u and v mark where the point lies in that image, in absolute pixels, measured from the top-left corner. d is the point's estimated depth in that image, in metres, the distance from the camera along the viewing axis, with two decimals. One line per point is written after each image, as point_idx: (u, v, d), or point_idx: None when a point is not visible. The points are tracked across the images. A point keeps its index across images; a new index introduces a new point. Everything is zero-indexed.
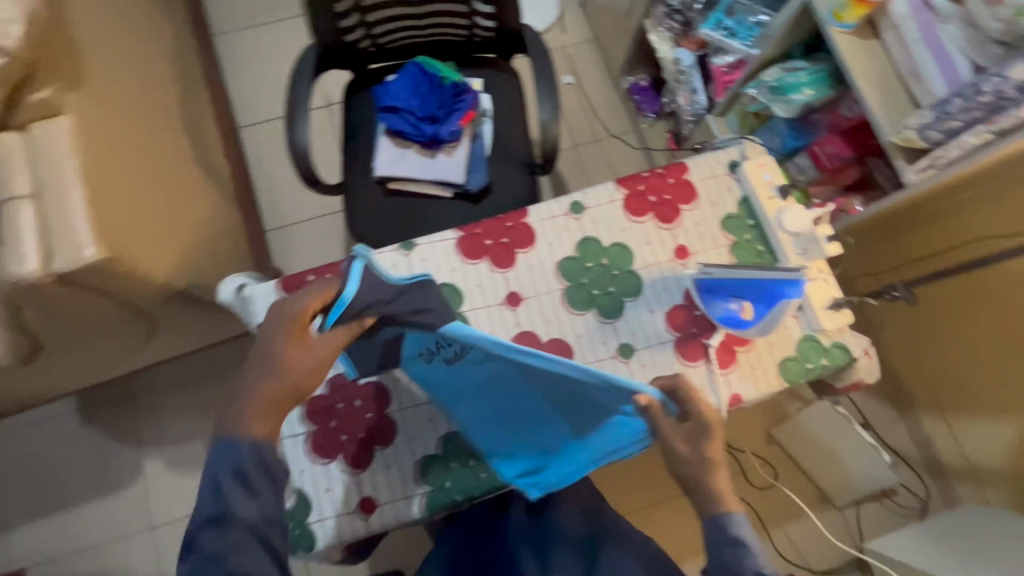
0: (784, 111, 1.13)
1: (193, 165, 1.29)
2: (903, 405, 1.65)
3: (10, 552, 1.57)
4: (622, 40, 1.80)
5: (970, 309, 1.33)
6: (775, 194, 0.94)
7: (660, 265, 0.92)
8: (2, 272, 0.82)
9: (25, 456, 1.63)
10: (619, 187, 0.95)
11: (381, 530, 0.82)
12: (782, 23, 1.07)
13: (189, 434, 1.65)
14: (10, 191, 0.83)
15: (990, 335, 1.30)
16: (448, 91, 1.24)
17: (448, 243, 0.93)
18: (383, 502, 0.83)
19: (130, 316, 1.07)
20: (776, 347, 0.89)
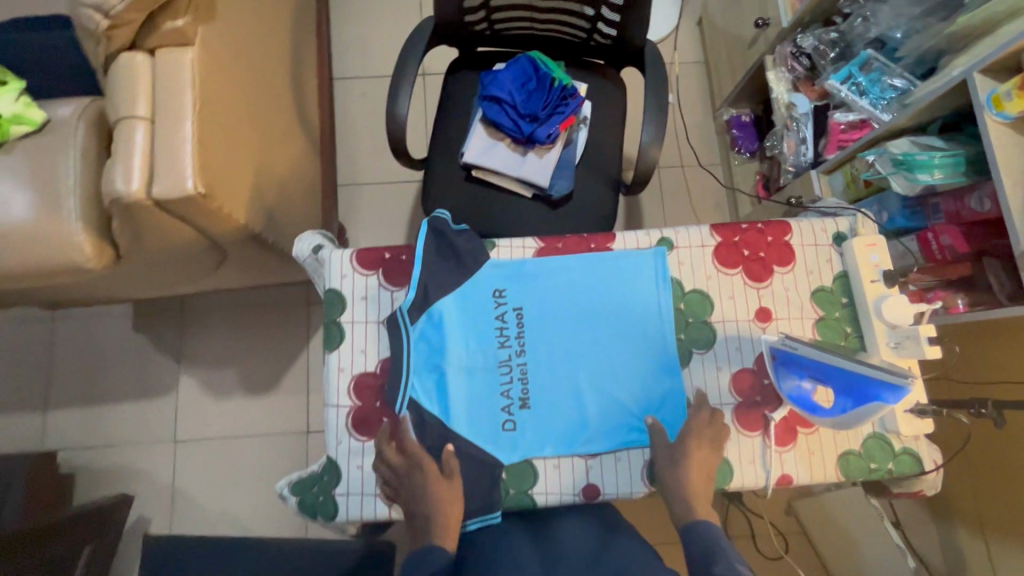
0: (903, 187, 1.05)
1: (291, 112, 1.32)
2: (940, 513, 1.56)
3: (46, 430, 1.68)
4: (734, 71, 1.73)
5: None
6: (880, 278, 0.87)
7: (738, 323, 0.88)
8: (108, 185, 0.86)
9: (77, 346, 1.73)
10: (713, 233, 0.91)
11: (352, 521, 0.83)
12: (929, 96, 1.00)
13: (227, 362, 1.72)
14: (131, 112, 0.87)
15: None
16: (555, 92, 1.21)
17: (526, 251, 0.91)
18: (362, 493, 0.83)
19: (207, 249, 1.11)
20: (841, 437, 0.84)
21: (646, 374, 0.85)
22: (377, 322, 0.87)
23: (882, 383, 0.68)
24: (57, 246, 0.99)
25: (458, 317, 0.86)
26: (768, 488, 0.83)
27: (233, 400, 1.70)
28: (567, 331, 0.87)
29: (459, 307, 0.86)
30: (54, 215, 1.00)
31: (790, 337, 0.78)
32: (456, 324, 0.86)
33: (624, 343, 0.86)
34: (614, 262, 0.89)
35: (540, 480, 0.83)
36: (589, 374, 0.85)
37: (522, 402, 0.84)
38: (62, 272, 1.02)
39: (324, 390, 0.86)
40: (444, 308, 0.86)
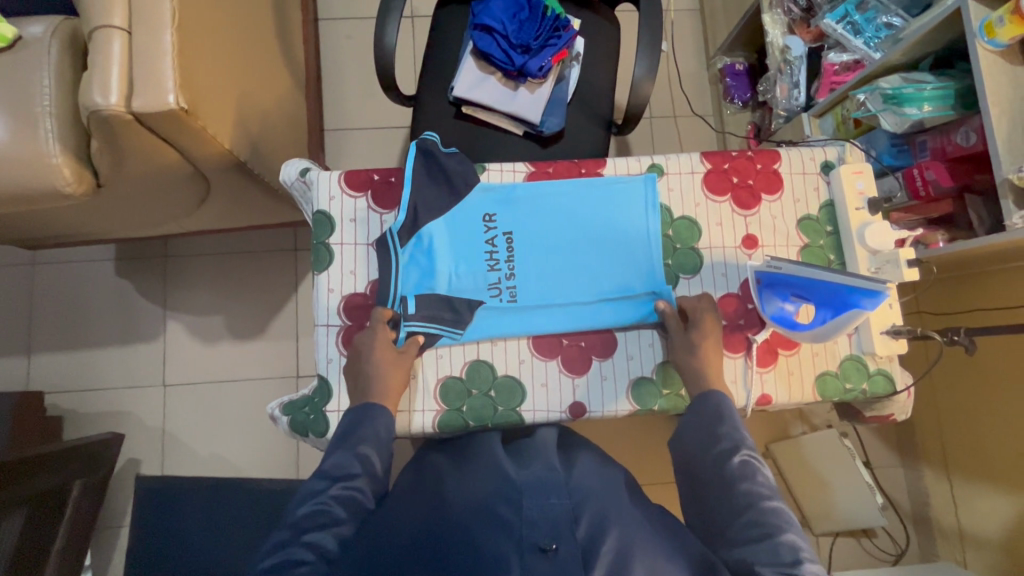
0: (892, 123, 1.06)
1: (274, 42, 1.27)
2: (908, 453, 1.64)
3: (32, 374, 1.67)
4: (730, 17, 1.70)
5: (1001, 373, 1.28)
6: (864, 205, 0.88)
7: (724, 249, 0.89)
8: (84, 98, 0.83)
9: (60, 290, 1.70)
10: (703, 160, 0.91)
11: None
12: (921, 29, 1.00)
13: (214, 307, 1.71)
14: (107, 21, 0.83)
15: (1006, 401, 1.27)
16: (548, 23, 1.19)
17: (517, 175, 0.90)
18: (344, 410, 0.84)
19: (191, 178, 1.08)
20: (819, 359, 0.87)
21: (633, 295, 0.87)
22: (367, 244, 0.87)
23: (859, 287, 0.70)
24: (33, 168, 0.96)
25: (449, 240, 0.86)
26: (748, 408, 0.86)
27: (221, 345, 1.70)
28: (557, 255, 0.87)
29: (449, 230, 0.86)
30: (28, 135, 0.96)
31: (774, 259, 0.79)
32: (446, 247, 0.86)
33: (612, 267, 0.87)
34: (602, 189, 0.89)
35: (528, 399, 0.85)
36: (578, 292, 0.87)
37: (512, 325, 0.85)
38: (40, 197, 0.99)
39: (314, 311, 0.87)
40: (434, 231, 0.86)
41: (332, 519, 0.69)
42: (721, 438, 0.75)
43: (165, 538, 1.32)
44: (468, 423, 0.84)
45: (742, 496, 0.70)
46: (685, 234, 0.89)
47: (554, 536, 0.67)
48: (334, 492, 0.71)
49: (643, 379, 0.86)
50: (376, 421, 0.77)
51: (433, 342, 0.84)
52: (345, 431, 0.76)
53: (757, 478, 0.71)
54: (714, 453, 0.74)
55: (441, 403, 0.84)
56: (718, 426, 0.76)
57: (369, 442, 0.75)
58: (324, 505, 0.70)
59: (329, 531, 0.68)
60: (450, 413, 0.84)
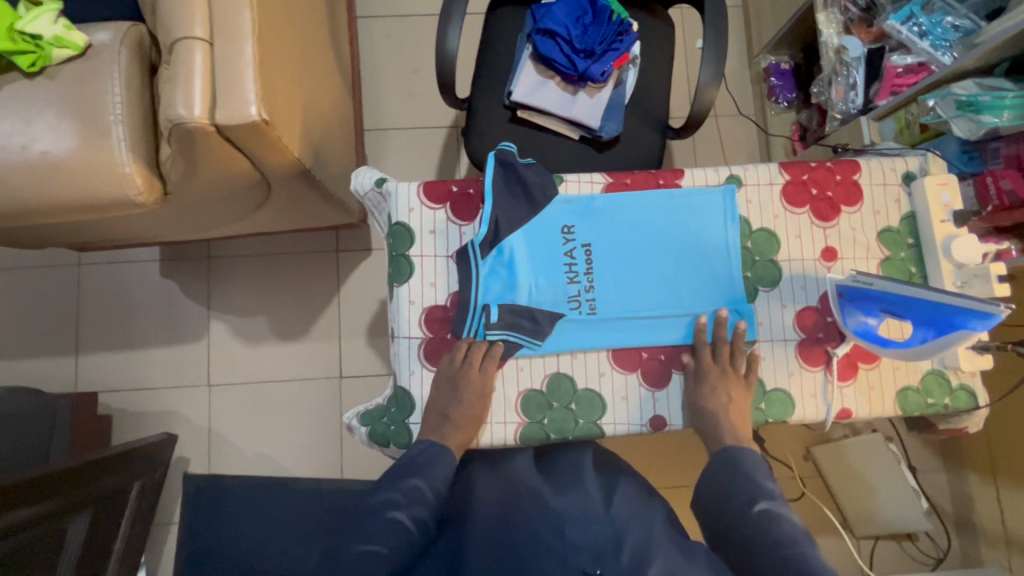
0: (965, 131, 1.04)
1: (329, 46, 1.27)
2: (951, 457, 1.64)
3: (79, 373, 1.69)
4: (778, 15, 1.67)
5: None
6: (949, 218, 0.87)
7: (804, 262, 0.89)
8: (166, 110, 0.83)
9: (106, 290, 1.72)
10: (782, 170, 0.90)
11: None
12: (1003, 34, 0.98)
13: (258, 308, 1.72)
14: (188, 32, 0.83)
15: None
16: (611, 27, 1.18)
17: (595, 186, 0.89)
18: None
19: (254, 186, 1.08)
20: (900, 373, 0.86)
21: (714, 308, 0.86)
22: (447, 256, 0.87)
23: (967, 309, 0.69)
24: (106, 178, 0.97)
25: (528, 252, 0.86)
26: (828, 421, 0.86)
27: (265, 346, 1.71)
28: (635, 267, 0.87)
29: (528, 242, 0.86)
30: (100, 145, 0.97)
31: (862, 274, 0.79)
32: (525, 259, 0.86)
33: (691, 279, 0.87)
34: (680, 201, 0.88)
35: (608, 412, 0.85)
36: (658, 304, 0.86)
37: (593, 338, 0.85)
38: (111, 206, 0.99)
39: (394, 324, 0.87)
40: (514, 243, 0.85)
41: (404, 535, 0.76)
42: (748, 484, 0.77)
43: (219, 539, 1.34)
44: (549, 435, 0.84)
45: (766, 547, 0.71)
46: (764, 246, 0.89)
47: (598, 561, 0.76)
48: (410, 512, 0.78)
49: None
50: (444, 461, 0.80)
51: (515, 353, 0.84)
52: (418, 455, 0.81)
53: (782, 525, 0.72)
54: (736, 503, 0.76)
55: (522, 416, 0.85)
56: (743, 472, 0.78)
57: (444, 474, 0.80)
58: (399, 517, 0.77)
59: (401, 545, 0.75)
60: (530, 426, 0.84)
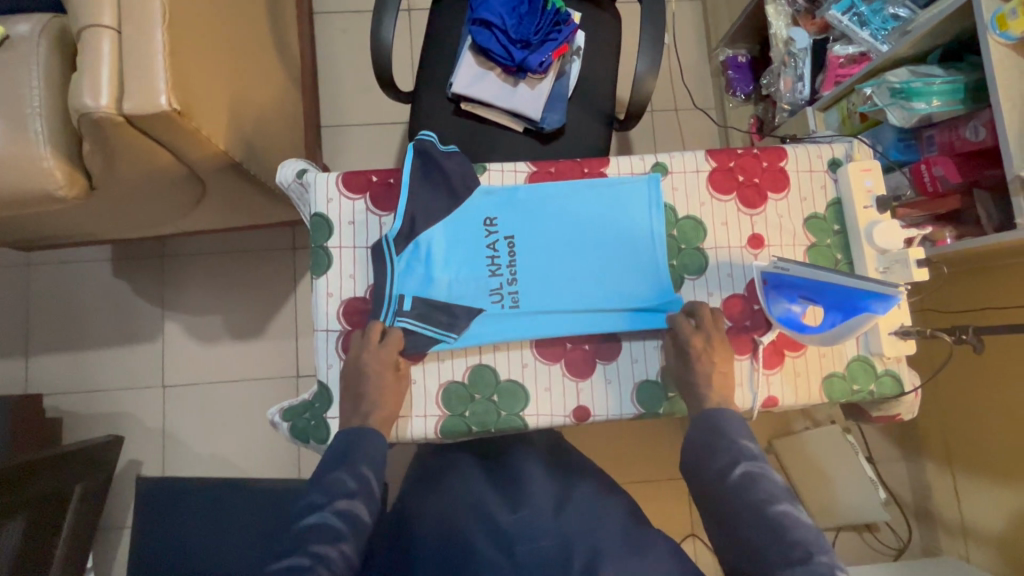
0: (898, 118, 1.04)
1: (268, 38, 1.25)
2: (910, 447, 1.64)
3: (29, 376, 1.65)
4: (733, 8, 1.67)
5: (1004, 368, 1.28)
6: (872, 204, 0.86)
7: (730, 249, 0.88)
8: (74, 101, 0.81)
9: (56, 292, 1.68)
10: (708, 158, 0.89)
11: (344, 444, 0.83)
12: (931, 21, 0.98)
13: (213, 308, 1.69)
14: (96, 20, 0.81)
15: (1007, 396, 1.27)
16: (549, 18, 1.17)
17: (519, 175, 0.88)
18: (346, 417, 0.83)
19: (185, 180, 1.06)
20: (826, 361, 0.86)
21: (640, 301, 0.84)
22: (367, 248, 0.85)
23: (869, 291, 0.69)
24: (24, 172, 0.94)
25: (448, 245, 0.85)
26: (754, 410, 0.85)
27: (220, 346, 1.68)
28: (559, 259, 0.86)
29: (447, 236, 0.85)
30: (18, 139, 0.94)
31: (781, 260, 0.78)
32: (444, 253, 0.85)
33: (616, 271, 0.86)
34: (602, 192, 0.87)
35: (530, 403, 0.84)
36: (582, 298, 0.85)
37: (516, 333, 0.83)
38: (33, 200, 0.97)
39: (313, 317, 0.85)
40: (433, 236, 0.84)
41: (334, 534, 0.69)
42: (724, 447, 0.74)
43: (165, 543, 1.31)
44: (471, 428, 0.83)
45: (749, 511, 0.69)
46: (689, 234, 0.88)
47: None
48: (334, 508, 0.71)
49: (647, 381, 0.85)
50: (370, 442, 0.76)
51: (432, 348, 0.82)
52: (339, 449, 0.76)
53: (762, 487, 0.70)
54: (717, 465, 0.73)
55: (443, 409, 0.83)
56: (718, 437, 0.75)
57: (367, 461, 0.76)
58: (323, 519, 0.71)
59: (332, 545, 0.69)
60: (451, 418, 0.83)
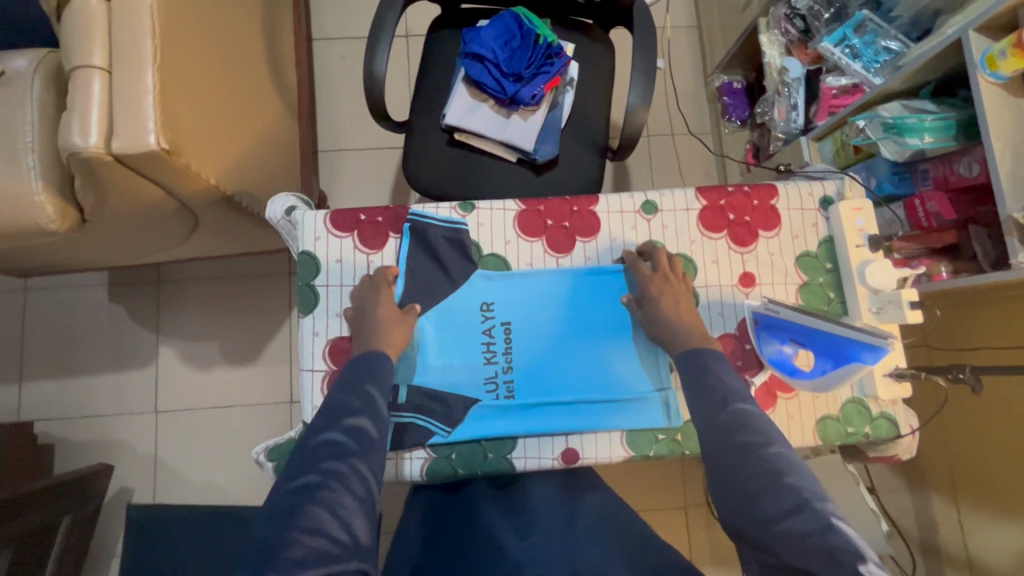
0: (892, 152, 1.03)
1: (263, 68, 1.26)
2: (913, 477, 1.61)
3: (22, 401, 1.65)
4: (727, 35, 1.68)
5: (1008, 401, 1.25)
6: (864, 243, 0.85)
7: (721, 288, 0.87)
8: (64, 140, 0.81)
9: (51, 316, 1.68)
10: (699, 196, 0.89)
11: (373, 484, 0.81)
12: (922, 57, 0.97)
13: (207, 332, 1.69)
14: (87, 61, 0.81)
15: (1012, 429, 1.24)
16: (542, 50, 1.17)
17: (508, 213, 0.87)
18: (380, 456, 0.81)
19: (178, 212, 1.06)
20: (820, 402, 0.84)
21: (638, 392, 0.83)
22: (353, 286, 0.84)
23: (859, 340, 0.68)
24: (17, 207, 0.95)
25: (441, 333, 0.83)
26: None
27: (215, 371, 1.68)
28: (556, 347, 0.84)
29: (441, 323, 0.83)
30: (11, 174, 0.95)
31: (772, 302, 0.77)
32: (438, 342, 0.83)
33: (615, 360, 0.84)
34: (592, 274, 0.85)
35: (518, 446, 0.82)
36: (580, 387, 0.83)
37: (510, 425, 0.81)
38: (23, 234, 0.97)
39: (299, 355, 0.84)
40: (427, 324, 0.83)
41: (345, 451, 0.66)
42: (711, 391, 0.70)
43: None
44: (457, 471, 0.81)
45: (740, 449, 0.64)
46: None
47: None
48: (345, 426, 0.68)
49: (639, 427, 0.83)
50: (379, 368, 0.74)
51: (427, 442, 0.80)
52: (350, 371, 0.74)
53: (752, 428, 0.65)
54: (706, 407, 0.68)
55: (430, 450, 0.81)
56: (702, 383, 0.71)
57: (373, 381, 0.72)
58: (335, 436, 0.67)
59: (342, 459, 0.65)
60: (438, 461, 0.81)
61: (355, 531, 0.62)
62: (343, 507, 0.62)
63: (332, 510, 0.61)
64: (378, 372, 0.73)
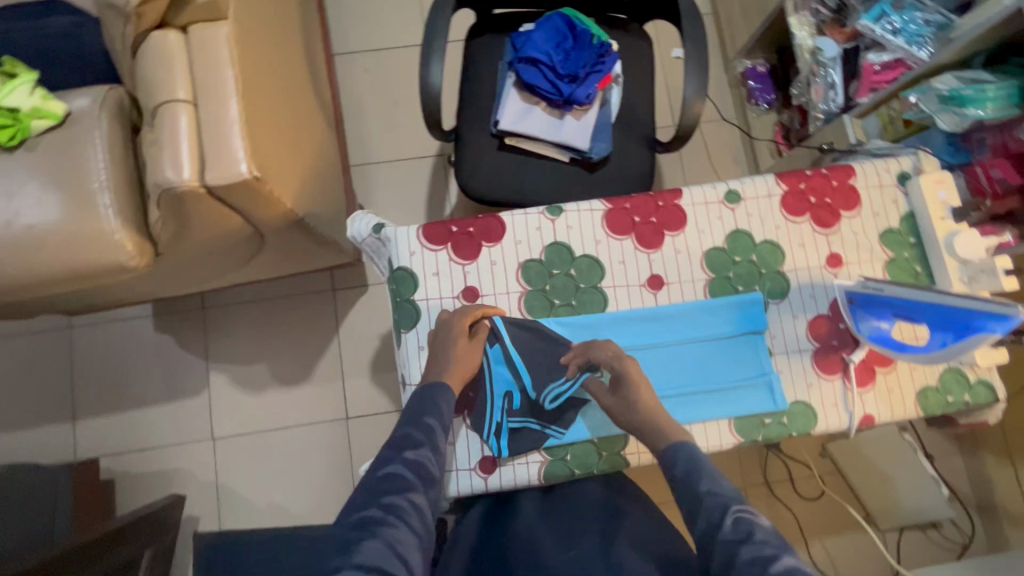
0: (949, 124, 1.06)
1: (309, 88, 1.26)
2: (967, 441, 1.62)
3: (77, 439, 1.64)
4: (750, 20, 1.70)
5: None
6: (948, 215, 0.87)
7: (810, 270, 0.88)
8: (156, 175, 0.82)
9: (99, 352, 1.68)
10: (779, 181, 0.90)
11: (497, 490, 0.83)
12: (979, 28, 0.99)
13: (256, 355, 1.69)
14: (172, 95, 0.82)
15: None
16: (592, 50, 1.18)
17: (595, 213, 0.88)
18: (503, 463, 0.82)
19: (248, 238, 1.06)
20: (918, 374, 0.86)
21: (745, 378, 0.84)
22: (452, 297, 0.85)
23: (980, 309, 0.68)
24: (95, 246, 0.94)
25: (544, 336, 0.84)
26: (851, 429, 0.85)
27: (267, 393, 1.68)
28: (660, 339, 0.85)
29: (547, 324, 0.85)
30: (88, 214, 0.95)
31: (872, 280, 0.79)
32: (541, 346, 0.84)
33: (719, 348, 0.85)
34: (681, 268, 0.87)
35: (631, 441, 0.83)
36: (689, 377, 0.84)
37: None
38: (103, 273, 0.97)
39: (405, 371, 0.85)
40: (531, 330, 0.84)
41: (405, 484, 0.68)
42: (704, 502, 0.66)
43: None
44: (574, 471, 0.83)
45: (744, 567, 0.59)
46: (771, 261, 0.88)
47: None
48: (405, 461, 0.70)
49: (748, 412, 0.84)
50: (439, 399, 0.76)
51: (542, 446, 0.82)
52: (412, 407, 0.76)
53: (754, 537, 0.62)
54: (703, 523, 0.65)
55: (544, 454, 0.83)
56: (695, 490, 0.68)
57: (433, 413, 0.75)
58: (396, 469, 0.70)
59: (403, 495, 0.67)
60: (553, 463, 0.83)
61: (413, 565, 0.63)
62: (404, 539, 0.64)
63: (393, 541, 0.63)
64: (443, 409, 0.76)
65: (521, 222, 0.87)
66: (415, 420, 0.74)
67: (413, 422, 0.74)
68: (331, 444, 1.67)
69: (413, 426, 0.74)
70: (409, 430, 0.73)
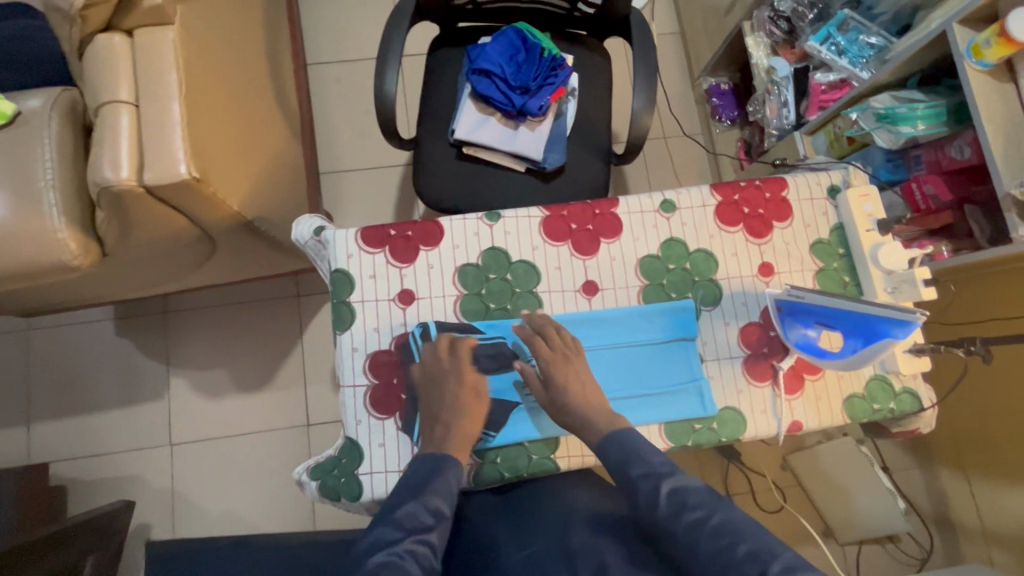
0: (886, 141, 1.09)
1: (269, 95, 1.28)
2: (924, 454, 1.63)
3: (31, 445, 1.61)
4: (712, 40, 1.75)
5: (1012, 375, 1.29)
6: (874, 227, 0.90)
7: (742, 279, 0.90)
8: (95, 173, 0.83)
9: (58, 355, 1.66)
10: (714, 192, 0.93)
11: None
12: (909, 49, 1.03)
13: (217, 360, 1.68)
14: (114, 96, 0.83)
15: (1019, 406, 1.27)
16: (545, 63, 1.22)
17: (533, 220, 0.90)
18: None
19: (197, 240, 1.07)
20: (845, 382, 0.88)
21: (676, 384, 0.86)
22: (388, 299, 0.86)
23: (890, 317, 0.71)
24: (38, 245, 0.94)
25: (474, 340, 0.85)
26: (779, 435, 0.86)
27: (227, 399, 1.66)
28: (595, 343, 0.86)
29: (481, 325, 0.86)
30: (31, 212, 0.95)
31: (796, 288, 0.81)
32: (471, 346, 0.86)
33: (653, 353, 0.86)
34: (616, 274, 0.89)
35: (562, 445, 0.84)
36: (623, 379, 0.86)
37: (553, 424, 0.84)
38: (45, 272, 0.97)
39: (339, 372, 0.86)
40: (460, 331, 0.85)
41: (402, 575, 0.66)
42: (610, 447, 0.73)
43: None
44: (503, 474, 0.84)
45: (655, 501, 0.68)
46: (703, 269, 0.90)
47: None
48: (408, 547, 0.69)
49: (678, 419, 0.85)
50: (447, 474, 0.76)
51: (473, 449, 0.82)
52: (417, 479, 0.76)
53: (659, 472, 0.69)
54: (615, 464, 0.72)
55: (475, 456, 0.84)
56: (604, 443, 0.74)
57: (440, 493, 0.75)
58: (391, 555, 0.68)
59: None
60: (483, 466, 0.83)
61: None
62: None
63: None
64: (447, 482, 0.76)
65: (457, 227, 0.88)
66: (420, 499, 0.74)
67: (418, 501, 0.73)
68: (288, 450, 1.65)
69: (418, 507, 0.73)
70: (413, 510, 0.73)
